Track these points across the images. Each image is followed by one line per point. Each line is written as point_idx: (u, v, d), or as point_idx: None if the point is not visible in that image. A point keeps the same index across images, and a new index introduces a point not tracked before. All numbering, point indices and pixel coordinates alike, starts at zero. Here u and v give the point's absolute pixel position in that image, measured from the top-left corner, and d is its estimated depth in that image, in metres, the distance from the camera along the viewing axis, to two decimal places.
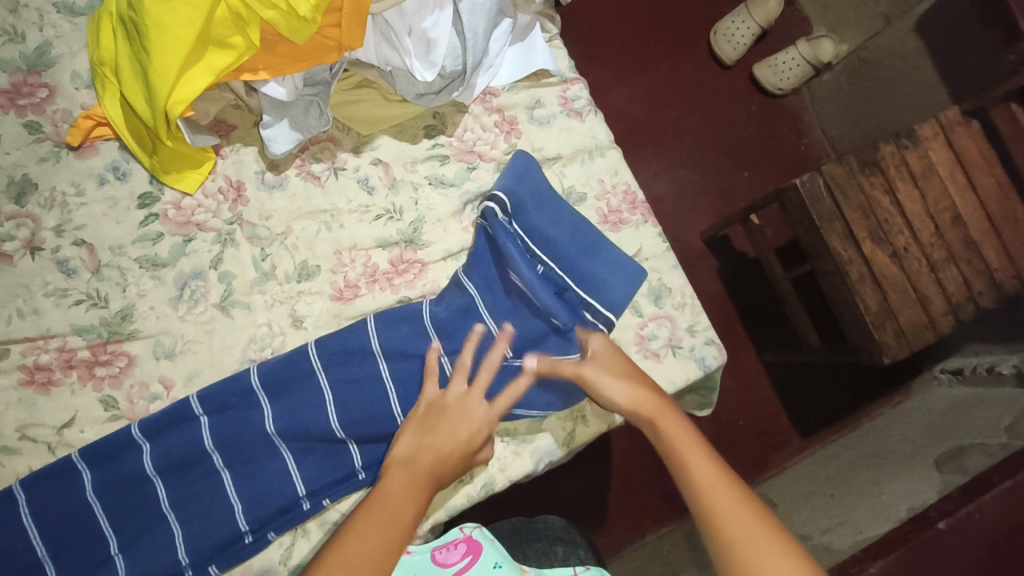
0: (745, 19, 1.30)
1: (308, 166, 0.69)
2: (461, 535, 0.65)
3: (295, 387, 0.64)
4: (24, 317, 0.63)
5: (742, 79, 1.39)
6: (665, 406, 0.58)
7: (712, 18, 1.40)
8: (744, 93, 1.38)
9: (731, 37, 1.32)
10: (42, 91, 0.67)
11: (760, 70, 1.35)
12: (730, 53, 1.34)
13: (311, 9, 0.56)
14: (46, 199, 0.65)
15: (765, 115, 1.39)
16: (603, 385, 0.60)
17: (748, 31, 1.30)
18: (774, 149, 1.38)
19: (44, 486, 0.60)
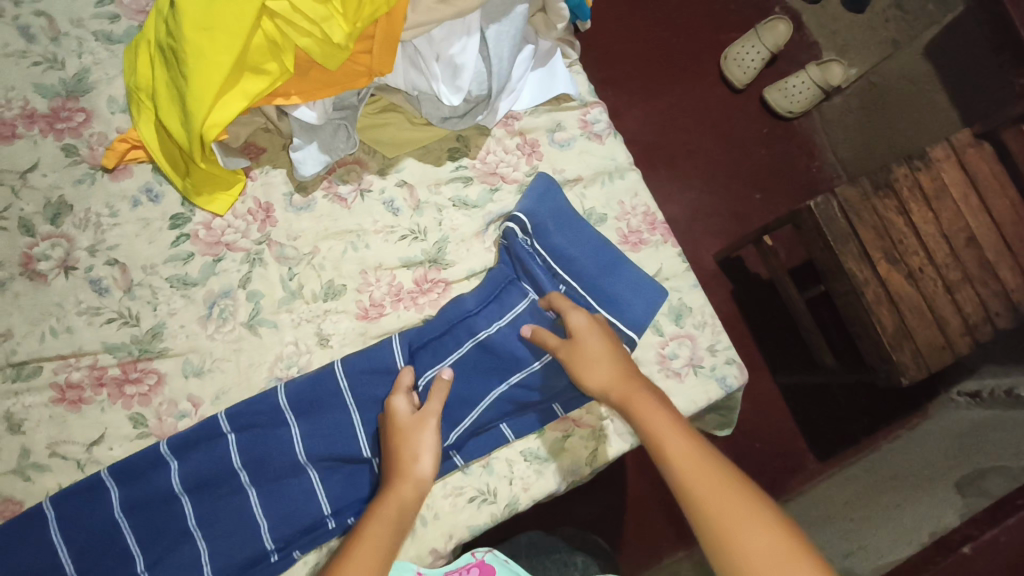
0: (755, 44, 1.34)
1: (335, 188, 0.71)
2: (472, 559, 0.63)
3: (321, 408, 0.64)
4: (57, 335, 0.64)
5: (753, 102, 1.41)
6: (639, 383, 0.58)
7: (722, 43, 1.43)
8: (755, 116, 1.40)
9: (741, 62, 1.36)
10: (79, 115, 0.70)
11: (770, 95, 1.37)
12: (740, 77, 1.37)
13: (345, 37, 0.57)
14: (80, 220, 0.67)
15: (776, 138, 1.40)
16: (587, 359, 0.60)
17: (758, 56, 1.35)
18: (785, 171, 1.39)
19: (73, 504, 0.60)
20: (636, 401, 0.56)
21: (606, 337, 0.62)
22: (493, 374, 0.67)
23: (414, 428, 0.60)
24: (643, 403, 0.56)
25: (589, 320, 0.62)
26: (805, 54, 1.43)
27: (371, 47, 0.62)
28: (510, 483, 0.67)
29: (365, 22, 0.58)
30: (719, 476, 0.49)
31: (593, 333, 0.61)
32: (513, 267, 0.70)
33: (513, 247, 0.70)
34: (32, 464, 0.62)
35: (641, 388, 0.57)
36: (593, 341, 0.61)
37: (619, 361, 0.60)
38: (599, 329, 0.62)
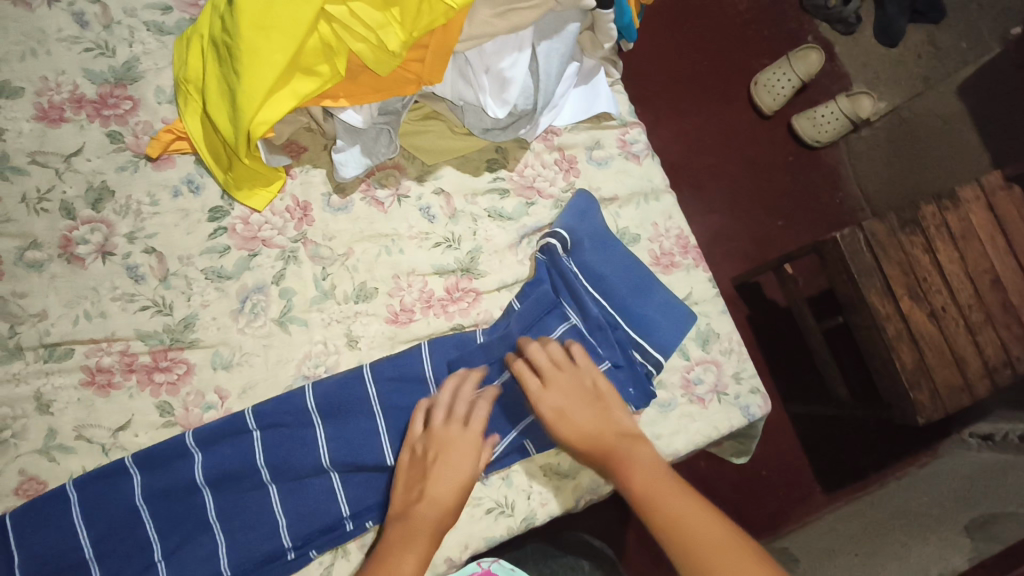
0: (787, 72, 1.35)
1: (373, 191, 0.71)
2: (478, 569, 0.62)
3: (348, 410, 0.65)
4: (90, 319, 0.65)
5: (780, 129, 1.41)
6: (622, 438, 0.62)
7: (754, 68, 1.43)
8: (782, 143, 1.40)
9: (772, 88, 1.36)
10: (126, 103, 0.70)
11: (798, 122, 1.37)
12: (770, 103, 1.37)
13: (400, 45, 0.58)
14: (121, 207, 0.68)
15: (802, 166, 1.40)
16: (575, 407, 0.63)
17: (789, 84, 1.35)
18: (810, 200, 1.39)
19: (96, 488, 0.61)
20: (627, 467, 0.59)
21: (585, 407, 0.63)
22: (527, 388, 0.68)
23: (463, 443, 0.61)
24: (633, 468, 0.59)
25: (563, 392, 0.63)
26: (836, 83, 1.43)
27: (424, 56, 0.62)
28: (528, 497, 0.67)
29: (421, 32, 0.58)
30: (708, 520, 0.53)
31: (575, 410, 0.63)
32: (556, 291, 0.70)
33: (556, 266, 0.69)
34: (57, 446, 0.62)
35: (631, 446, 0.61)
36: (573, 415, 0.63)
37: (604, 412, 0.64)
38: (578, 399, 0.64)
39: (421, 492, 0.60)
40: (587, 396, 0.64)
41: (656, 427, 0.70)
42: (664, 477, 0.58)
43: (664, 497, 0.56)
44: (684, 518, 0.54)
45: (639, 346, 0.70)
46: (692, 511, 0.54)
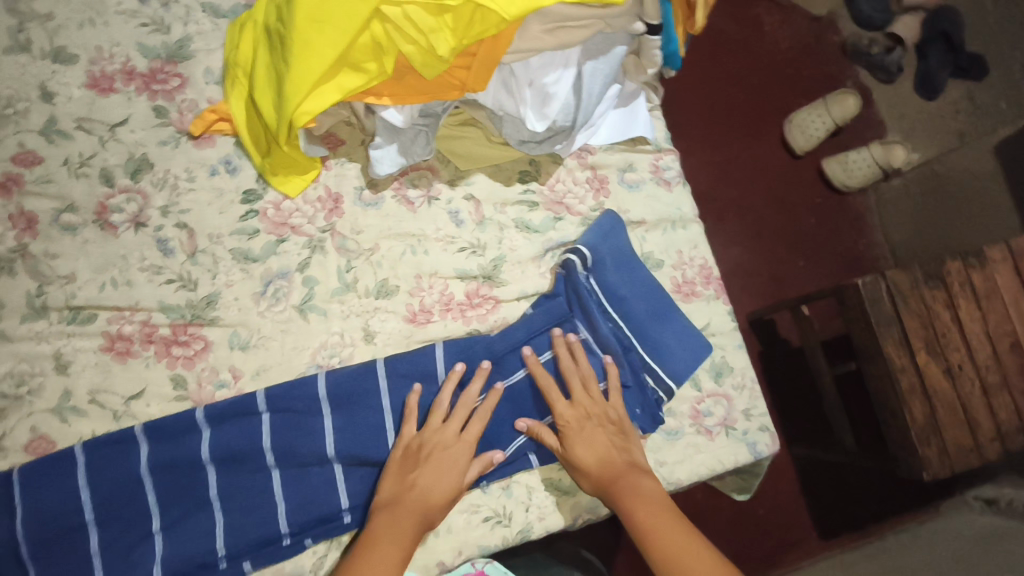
0: (823, 114, 1.34)
1: (404, 190, 0.72)
2: (472, 569, 0.64)
3: (357, 402, 0.66)
4: (116, 286, 0.66)
5: (809, 170, 1.40)
6: (629, 467, 0.62)
7: (789, 107, 1.43)
8: (810, 184, 1.40)
9: (805, 129, 1.36)
10: (175, 80, 0.72)
11: (828, 165, 1.37)
12: (802, 143, 1.37)
13: (450, 51, 0.58)
14: (158, 179, 0.69)
15: (829, 209, 1.40)
16: (596, 431, 0.64)
17: (823, 125, 1.35)
18: (832, 244, 1.39)
19: (104, 452, 0.61)
20: (630, 500, 0.59)
21: (601, 432, 0.64)
22: (535, 400, 0.68)
23: (457, 448, 0.63)
24: (638, 502, 0.59)
25: (586, 418, 0.65)
26: (870, 131, 1.43)
27: (470, 65, 0.62)
28: (526, 511, 0.67)
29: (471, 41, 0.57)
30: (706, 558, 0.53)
31: (593, 434, 0.64)
32: (568, 307, 0.70)
33: (574, 280, 0.69)
34: (71, 407, 0.63)
35: (638, 476, 0.62)
36: (590, 441, 0.64)
37: (616, 439, 0.65)
38: (597, 427, 0.65)
39: (415, 482, 0.61)
40: (604, 425, 0.65)
41: (661, 454, 0.70)
42: (666, 512, 0.58)
43: (663, 531, 0.56)
44: (681, 556, 0.53)
45: (653, 370, 0.70)
46: (687, 550, 0.54)
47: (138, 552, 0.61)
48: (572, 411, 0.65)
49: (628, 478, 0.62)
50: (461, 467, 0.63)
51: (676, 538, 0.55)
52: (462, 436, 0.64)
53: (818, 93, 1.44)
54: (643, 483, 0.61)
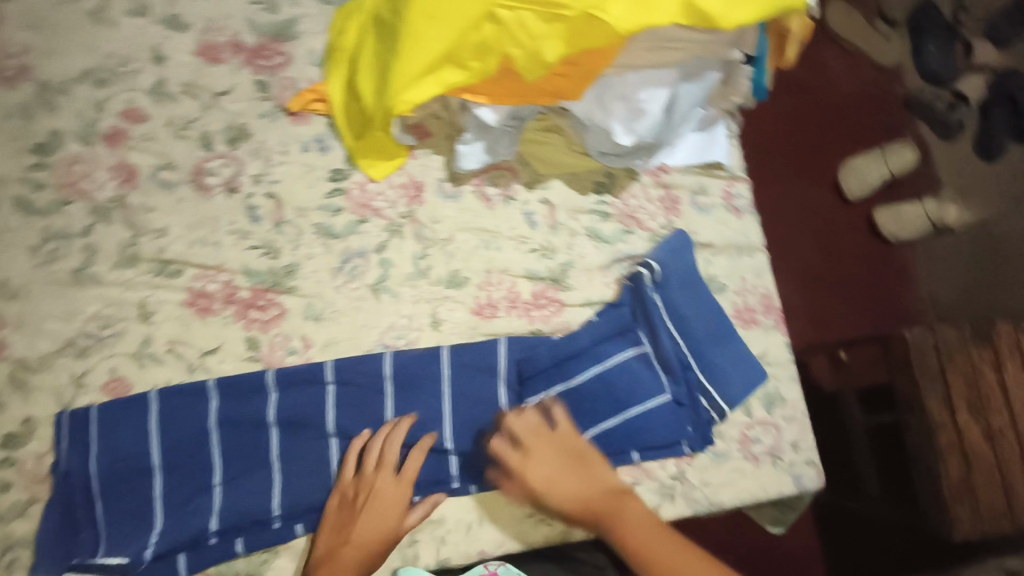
0: (879, 163, 1.36)
1: (484, 188, 0.74)
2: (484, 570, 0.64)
3: (419, 384, 0.68)
4: (205, 246, 0.69)
5: (860, 216, 1.40)
6: (607, 496, 0.63)
7: (847, 152, 1.43)
8: (860, 231, 1.40)
9: (861, 175, 1.36)
10: (279, 57, 0.75)
11: (880, 214, 1.37)
12: (856, 189, 1.37)
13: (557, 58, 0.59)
14: (254, 149, 0.72)
15: (875, 258, 1.39)
16: (561, 472, 0.63)
17: (879, 174, 1.36)
18: (876, 293, 1.38)
19: (179, 400, 0.64)
20: (623, 530, 0.61)
21: (568, 470, 0.63)
22: (590, 405, 0.68)
23: (394, 495, 0.63)
24: (630, 530, 0.61)
25: (545, 465, 0.63)
26: (927, 186, 1.42)
27: (573, 73, 0.62)
28: None
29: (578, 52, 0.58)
30: None
31: (560, 474, 0.63)
32: (632, 317, 0.72)
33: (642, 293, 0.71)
34: (150, 354, 0.66)
35: (621, 503, 0.62)
36: (559, 485, 0.63)
37: (585, 473, 0.64)
38: (560, 468, 0.63)
39: (352, 535, 0.62)
40: (567, 460, 0.63)
41: (705, 474, 0.71)
42: (660, 535, 0.60)
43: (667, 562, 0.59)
44: None
45: (708, 391, 0.71)
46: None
47: (198, 501, 0.63)
48: (530, 458, 0.63)
49: (617, 507, 0.62)
50: (402, 511, 0.64)
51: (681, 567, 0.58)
52: (400, 481, 0.64)
53: (876, 141, 1.45)
54: (632, 506, 0.62)
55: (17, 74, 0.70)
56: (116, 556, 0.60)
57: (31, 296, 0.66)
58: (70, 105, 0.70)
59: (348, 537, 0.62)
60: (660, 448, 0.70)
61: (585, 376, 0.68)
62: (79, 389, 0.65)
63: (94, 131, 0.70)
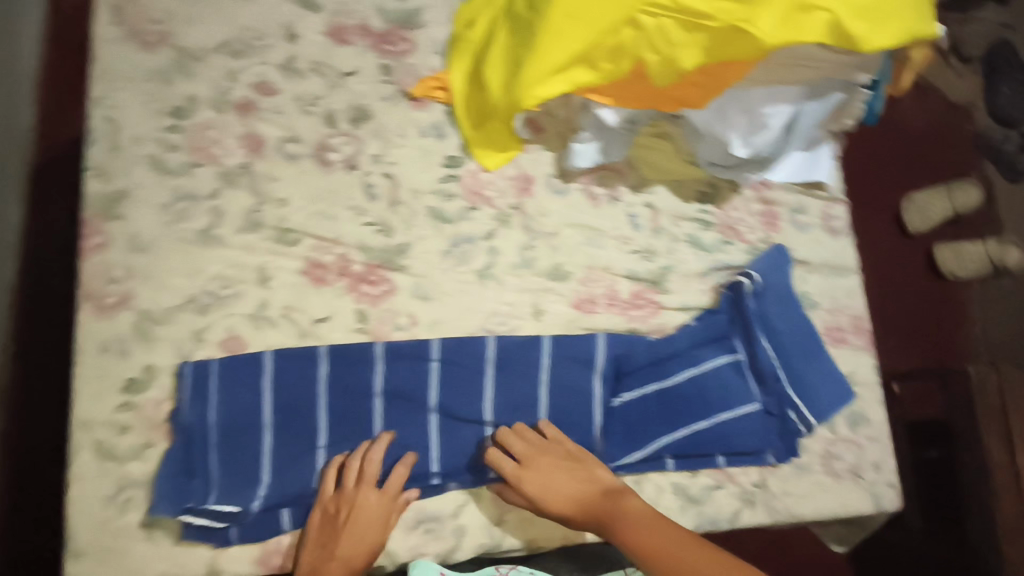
0: (944, 199, 1.35)
1: (592, 187, 0.77)
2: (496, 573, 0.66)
3: (520, 370, 0.70)
4: (323, 219, 0.72)
5: (918, 251, 1.39)
6: (606, 499, 0.65)
7: (909, 185, 1.42)
8: (916, 266, 1.39)
9: (924, 210, 1.36)
10: (404, 44, 0.77)
11: (941, 250, 1.36)
12: (918, 224, 1.36)
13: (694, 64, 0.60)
14: (375, 130, 0.74)
15: (930, 294, 1.37)
16: (557, 477, 0.66)
17: (942, 210, 1.35)
18: (929, 329, 1.36)
19: (290, 363, 0.67)
20: (621, 525, 0.62)
21: (566, 476, 0.66)
22: (682, 406, 0.71)
23: (375, 507, 0.65)
24: (627, 524, 0.62)
25: (541, 471, 0.66)
26: (986, 227, 1.40)
27: (704, 82, 0.64)
28: None
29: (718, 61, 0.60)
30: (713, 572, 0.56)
31: (558, 478, 0.66)
32: (729, 324, 0.73)
33: (744, 304, 0.73)
34: (265, 317, 0.69)
35: (619, 501, 0.64)
36: (556, 490, 0.66)
37: (583, 479, 0.66)
38: (554, 473, 0.66)
39: (338, 547, 0.63)
40: (562, 467, 0.66)
41: (786, 485, 0.73)
42: (657, 526, 0.61)
43: (666, 548, 0.59)
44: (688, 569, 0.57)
45: (797, 406, 0.72)
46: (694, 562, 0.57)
47: (303, 461, 0.66)
48: (526, 468, 0.66)
49: (617, 503, 0.64)
50: (382, 527, 0.65)
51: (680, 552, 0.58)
52: (381, 495, 0.65)
53: (940, 176, 1.43)
54: (632, 501, 0.64)
55: (159, 41, 0.73)
56: (224, 504, 0.64)
57: (158, 252, 0.69)
58: (205, 73, 0.73)
59: (333, 548, 0.63)
60: (745, 454, 0.72)
61: (682, 376, 0.71)
62: (198, 344, 0.68)
63: (227, 100, 0.72)
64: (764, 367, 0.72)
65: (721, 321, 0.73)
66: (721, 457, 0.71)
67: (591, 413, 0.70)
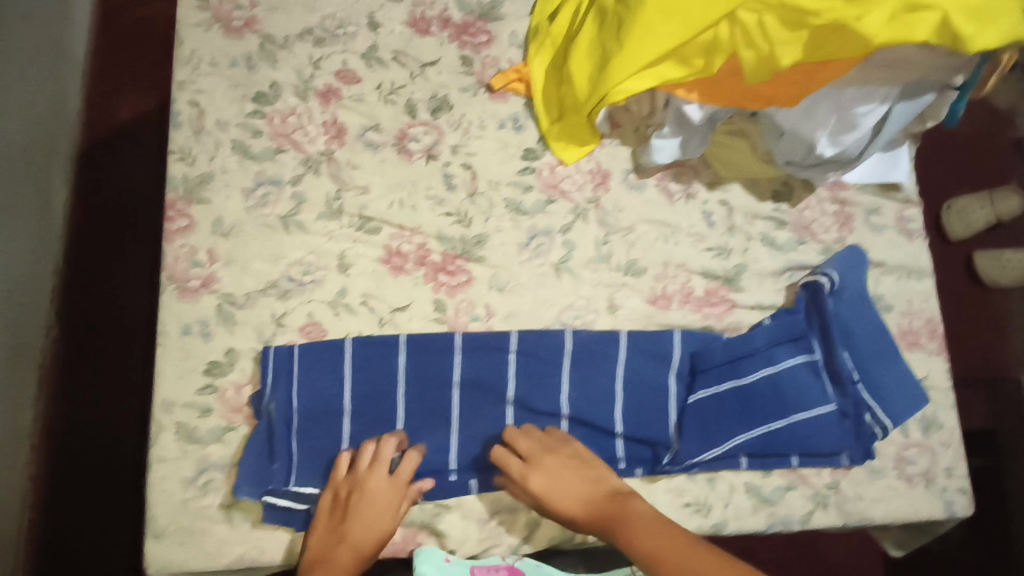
0: (987, 204, 1.24)
1: (667, 183, 0.77)
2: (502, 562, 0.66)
3: (596, 364, 0.69)
4: (403, 208, 0.72)
5: (956, 258, 1.30)
6: (613, 502, 0.62)
7: (949, 189, 1.33)
8: (954, 274, 1.29)
9: (965, 215, 1.25)
10: (483, 36, 0.78)
11: (980, 258, 1.26)
12: (959, 230, 1.26)
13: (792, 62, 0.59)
14: (454, 121, 0.75)
15: (968, 303, 1.28)
16: (562, 478, 0.64)
17: (986, 216, 1.24)
18: (966, 340, 1.26)
19: (369, 351, 0.67)
20: (626, 526, 0.59)
21: (572, 475, 0.64)
22: (760, 407, 0.69)
23: (386, 493, 0.63)
24: (634, 528, 0.58)
25: (547, 470, 0.64)
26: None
27: (800, 81, 0.63)
28: (724, 506, 0.70)
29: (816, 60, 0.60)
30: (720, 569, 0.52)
31: (562, 478, 0.64)
32: (807, 326, 0.72)
33: (821, 304, 0.72)
34: (344, 304, 0.69)
35: (626, 505, 0.61)
36: (562, 490, 0.64)
37: (590, 480, 0.64)
38: (560, 472, 0.64)
39: (344, 534, 0.61)
40: (568, 466, 0.65)
41: (860, 488, 0.73)
42: (663, 529, 0.57)
43: (669, 549, 0.55)
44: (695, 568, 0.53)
45: (873, 408, 0.72)
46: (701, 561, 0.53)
47: None
48: (534, 466, 0.64)
49: (623, 507, 0.61)
50: (393, 510, 0.63)
51: (688, 552, 0.54)
52: (393, 481, 0.63)
53: (982, 179, 1.34)
54: (638, 505, 0.61)
55: (245, 27, 0.74)
56: (309, 487, 0.64)
57: (241, 236, 0.69)
58: (289, 61, 0.74)
59: (339, 536, 0.61)
60: (819, 456, 0.72)
61: (759, 376, 0.70)
62: (279, 328, 0.68)
63: (310, 88, 0.73)
64: (843, 372, 0.70)
65: (797, 321, 0.72)
66: (795, 457, 0.71)
67: (668, 410, 0.70)
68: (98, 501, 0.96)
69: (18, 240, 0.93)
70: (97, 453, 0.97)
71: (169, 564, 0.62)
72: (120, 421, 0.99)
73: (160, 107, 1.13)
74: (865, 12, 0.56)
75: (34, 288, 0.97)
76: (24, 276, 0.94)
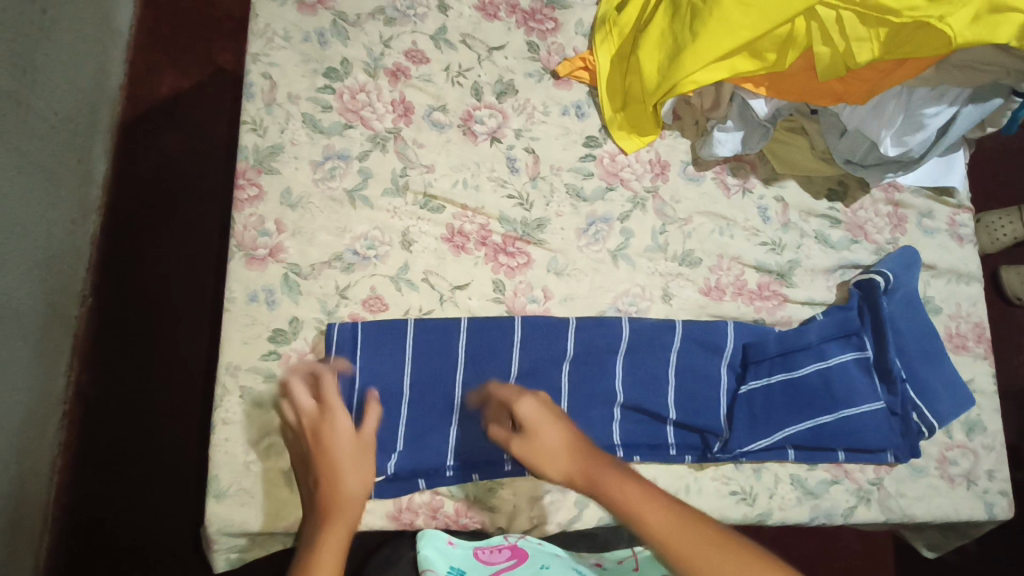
0: (1015, 219, 1.21)
1: (725, 176, 0.78)
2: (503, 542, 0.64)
3: (652, 353, 0.71)
4: (466, 188, 0.73)
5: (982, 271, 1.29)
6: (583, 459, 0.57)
7: (978, 204, 1.32)
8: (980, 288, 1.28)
9: (992, 231, 1.23)
10: (550, 23, 0.80)
11: (1007, 272, 1.25)
12: (986, 245, 1.24)
13: (868, 60, 0.61)
14: (518, 105, 0.76)
15: (994, 318, 1.27)
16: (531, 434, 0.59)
17: (1013, 231, 1.21)
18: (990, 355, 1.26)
19: (430, 328, 0.67)
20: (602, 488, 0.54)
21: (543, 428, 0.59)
22: (810, 400, 0.70)
23: (332, 415, 0.60)
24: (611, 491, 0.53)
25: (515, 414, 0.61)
26: None
27: (872, 79, 0.65)
28: (770, 497, 0.71)
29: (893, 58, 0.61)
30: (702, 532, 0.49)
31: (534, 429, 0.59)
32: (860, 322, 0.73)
33: (875, 299, 0.73)
34: (407, 280, 0.70)
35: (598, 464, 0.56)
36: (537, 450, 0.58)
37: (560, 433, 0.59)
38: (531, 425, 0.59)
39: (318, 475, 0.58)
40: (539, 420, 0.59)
41: (902, 486, 0.73)
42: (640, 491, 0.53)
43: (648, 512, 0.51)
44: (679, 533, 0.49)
45: (919, 408, 0.73)
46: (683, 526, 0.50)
47: (437, 430, 0.67)
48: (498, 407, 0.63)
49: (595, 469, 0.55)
50: (343, 431, 0.59)
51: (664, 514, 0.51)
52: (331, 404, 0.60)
53: (1012, 194, 1.33)
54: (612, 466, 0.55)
55: (318, 3, 0.75)
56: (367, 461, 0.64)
57: (309, 207, 0.70)
58: (360, 38, 0.75)
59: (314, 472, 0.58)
60: (865, 454, 0.72)
61: (810, 369, 0.71)
62: (342, 300, 0.69)
63: (379, 65, 0.75)
64: (892, 369, 0.71)
65: (850, 315, 0.73)
66: (842, 453, 0.72)
67: (719, 401, 0.72)
68: (129, 469, 0.97)
69: (54, 212, 0.93)
70: (129, 422, 0.98)
71: (228, 524, 0.62)
72: (153, 391, 1.00)
73: (201, 82, 1.14)
74: (946, 12, 0.58)
75: (69, 259, 0.98)
76: (61, 245, 0.95)
